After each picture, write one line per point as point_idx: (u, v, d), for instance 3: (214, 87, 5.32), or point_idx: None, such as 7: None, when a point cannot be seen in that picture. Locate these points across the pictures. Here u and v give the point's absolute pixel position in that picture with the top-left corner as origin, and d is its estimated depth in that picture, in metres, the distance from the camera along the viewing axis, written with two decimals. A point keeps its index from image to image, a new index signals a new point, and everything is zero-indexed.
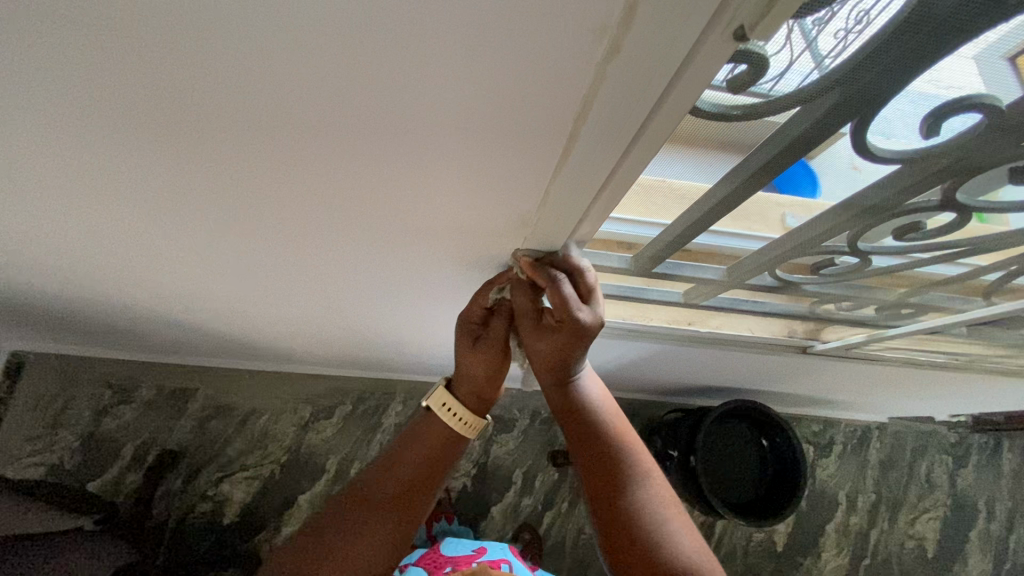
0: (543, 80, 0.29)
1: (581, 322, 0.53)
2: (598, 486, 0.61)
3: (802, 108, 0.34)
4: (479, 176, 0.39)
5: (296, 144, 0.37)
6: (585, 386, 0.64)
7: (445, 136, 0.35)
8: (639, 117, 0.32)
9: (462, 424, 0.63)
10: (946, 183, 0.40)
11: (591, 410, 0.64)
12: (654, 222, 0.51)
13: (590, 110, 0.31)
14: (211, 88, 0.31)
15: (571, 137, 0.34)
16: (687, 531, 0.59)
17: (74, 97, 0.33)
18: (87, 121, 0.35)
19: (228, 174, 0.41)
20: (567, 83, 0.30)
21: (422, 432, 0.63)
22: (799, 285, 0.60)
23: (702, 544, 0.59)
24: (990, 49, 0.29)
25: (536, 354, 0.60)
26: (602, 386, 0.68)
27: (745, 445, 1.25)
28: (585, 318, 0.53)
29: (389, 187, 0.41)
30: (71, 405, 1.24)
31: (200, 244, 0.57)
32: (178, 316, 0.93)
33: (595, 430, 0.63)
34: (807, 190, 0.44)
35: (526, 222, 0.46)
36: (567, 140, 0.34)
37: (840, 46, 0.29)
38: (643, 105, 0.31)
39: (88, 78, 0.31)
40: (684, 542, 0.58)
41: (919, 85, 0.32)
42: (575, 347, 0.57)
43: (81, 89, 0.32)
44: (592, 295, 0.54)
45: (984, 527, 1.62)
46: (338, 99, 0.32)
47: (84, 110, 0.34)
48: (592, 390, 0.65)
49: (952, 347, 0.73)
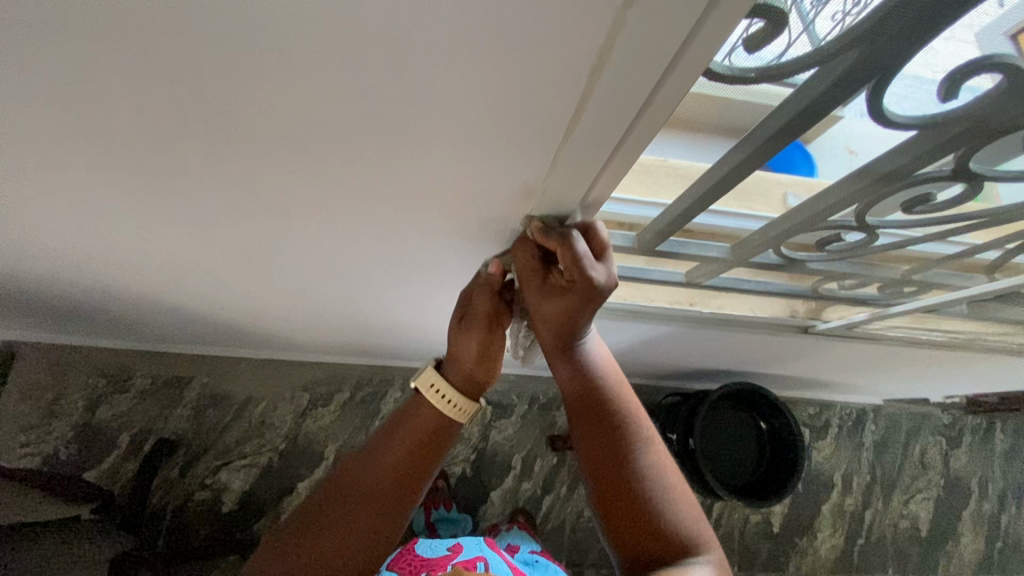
0: (557, 35, 0.28)
1: (592, 281, 0.50)
2: (601, 454, 0.60)
3: (819, 71, 0.33)
4: (487, 144, 0.38)
5: (296, 116, 0.35)
6: (590, 353, 0.63)
7: (453, 101, 0.33)
8: (655, 73, 0.31)
9: (453, 408, 0.62)
10: (960, 151, 0.39)
11: (599, 377, 0.63)
12: (656, 202, 0.52)
13: (604, 68, 0.30)
14: (208, 56, 0.30)
15: (584, 98, 0.33)
16: (684, 501, 0.59)
17: (64, 68, 0.31)
18: (79, 94, 0.34)
19: (226, 151, 0.40)
20: (581, 39, 0.28)
21: (411, 415, 0.62)
22: (803, 263, 0.59)
23: (699, 513, 0.59)
24: (989, 27, 0.30)
25: (544, 320, 0.58)
26: (606, 353, 0.66)
27: (744, 428, 1.26)
28: (598, 277, 0.50)
29: (392, 159, 0.40)
30: (66, 396, 1.22)
31: (195, 227, 0.56)
32: (172, 302, 0.91)
33: (598, 396, 0.62)
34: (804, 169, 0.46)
35: (532, 193, 0.45)
36: (579, 102, 0.33)
37: (836, 29, 0.31)
38: (660, 58, 0.30)
39: (78, 45, 0.29)
40: (682, 512, 0.58)
41: (914, 68, 0.33)
42: (584, 310, 0.55)
43: (72, 58, 0.30)
44: (604, 252, 0.51)
45: (976, 506, 1.65)
46: (341, 64, 0.30)
47: (75, 81, 0.32)
48: (598, 356, 0.64)
49: (953, 326, 0.73)
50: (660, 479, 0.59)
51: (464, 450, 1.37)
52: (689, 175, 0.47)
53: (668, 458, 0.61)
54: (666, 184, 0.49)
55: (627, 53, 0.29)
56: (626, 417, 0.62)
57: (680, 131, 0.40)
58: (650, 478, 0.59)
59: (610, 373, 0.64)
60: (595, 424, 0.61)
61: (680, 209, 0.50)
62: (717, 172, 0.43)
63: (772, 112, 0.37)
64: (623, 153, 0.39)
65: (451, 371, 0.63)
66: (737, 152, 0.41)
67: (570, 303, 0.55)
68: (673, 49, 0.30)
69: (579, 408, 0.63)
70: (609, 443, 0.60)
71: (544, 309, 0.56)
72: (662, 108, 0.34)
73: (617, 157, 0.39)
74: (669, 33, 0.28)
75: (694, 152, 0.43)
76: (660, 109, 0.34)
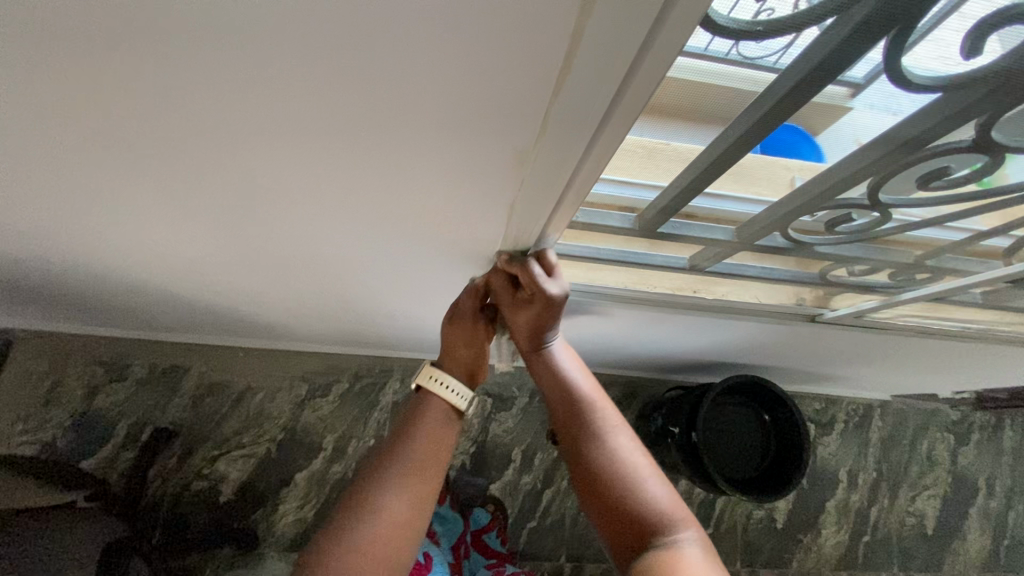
0: None
1: (549, 295, 0.57)
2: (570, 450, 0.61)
3: (835, 21, 0.31)
4: (471, 113, 0.35)
5: (268, 86, 0.33)
6: (556, 354, 0.66)
7: (433, 65, 0.30)
8: (644, 35, 0.29)
9: (458, 397, 0.65)
10: (982, 117, 0.37)
11: (562, 373, 0.65)
12: (654, 184, 0.49)
13: (594, 16, 0.27)
14: (167, 13, 0.28)
15: (571, 50, 0.29)
16: (660, 487, 0.57)
17: (15, 37, 0.29)
18: (34, 64, 0.31)
19: (200, 129, 0.38)
20: None
21: (421, 416, 0.63)
22: (811, 247, 0.57)
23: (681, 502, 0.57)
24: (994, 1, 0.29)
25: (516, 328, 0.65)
26: (576, 355, 0.69)
27: (747, 422, 1.24)
28: (551, 289, 0.57)
29: (374, 135, 0.37)
30: (63, 384, 1.22)
31: (177, 214, 0.54)
32: (165, 291, 0.90)
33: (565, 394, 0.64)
34: (805, 152, 0.43)
35: (518, 175, 0.42)
36: (564, 58, 0.30)
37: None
38: (646, 17, 0.27)
39: (26, 6, 0.27)
40: (656, 499, 0.56)
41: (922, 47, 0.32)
42: (547, 318, 0.61)
43: (24, 25, 0.28)
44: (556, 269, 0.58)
45: (985, 503, 1.62)
46: (311, 21, 0.28)
47: (29, 47, 0.30)
48: (563, 355, 0.66)
49: (965, 315, 0.70)
50: (631, 467, 0.58)
51: (463, 442, 1.35)
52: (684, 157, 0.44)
53: (640, 447, 0.60)
54: (662, 167, 0.46)
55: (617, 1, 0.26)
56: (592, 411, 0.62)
57: (681, 105, 0.38)
58: (620, 467, 0.58)
59: (577, 373, 0.65)
60: (562, 418, 0.63)
61: (683, 185, 0.47)
62: (722, 143, 0.41)
63: (785, 69, 0.34)
64: (617, 122, 0.36)
65: (450, 369, 0.68)
66: (745, 121, 0.38)
67: (535, 314, 0.62)
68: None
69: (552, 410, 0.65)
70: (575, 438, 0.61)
71: (518, 319, 0.63)
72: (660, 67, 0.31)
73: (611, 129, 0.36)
74: None
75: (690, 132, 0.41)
76: (656, 69, 0.31)
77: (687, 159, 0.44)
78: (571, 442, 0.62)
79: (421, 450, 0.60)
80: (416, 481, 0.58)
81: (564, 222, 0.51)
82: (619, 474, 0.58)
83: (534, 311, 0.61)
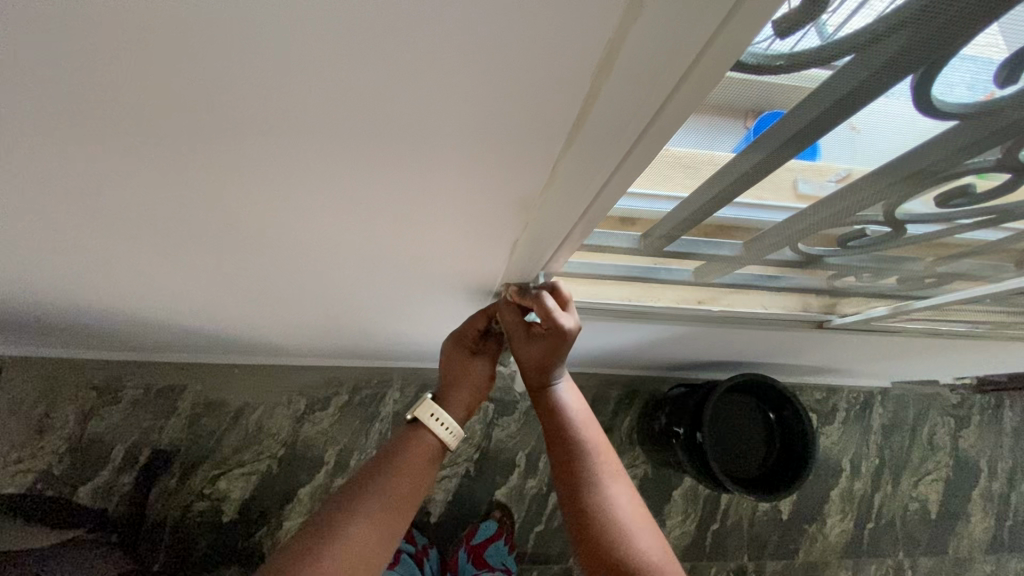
0: (549, 35, 0.24)
1: (560, 328, 0.56)
2: (574, 493, 0.64)
3: (855, 58, 0.29)
4: (477, 151, 0.33)
5: (262, 122, 0.31)
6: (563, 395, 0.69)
7: (440, 105, 0.29)
8: (671, 80, 0.27)
9: (451, 433, 0.69)
10: (1007, 142, 0.35)
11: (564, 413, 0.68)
12: (670, 196, 0.45)
13: (618, 62, 0.26)
14: (148, 57, 0.25)
15: (589, 100, 0.28)
16: (654, 537, 0.62)
17: None
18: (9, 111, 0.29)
19: (187, 163, 0.35)
20: (577, 39, 0.24)
21: (410, 447, 0.67)
22: (822, 259, 0.55)
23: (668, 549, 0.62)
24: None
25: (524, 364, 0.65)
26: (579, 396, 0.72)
27: (752, 418, 1.23)
28: (564, 323, 0.56)
29: (373, 170, 0.36)
30: (55, 409, 1.19)
31: (165, 244, 0.52)
32: (155, 315, 0.87)
33: (571, 436, 0.67)
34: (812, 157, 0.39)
35: (527, 207, 0.40)
36: (582, 106, 0.29)
37: (844, 15, 0.27)
38: (675, 61, 0.26)
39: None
40: (652, 547, 0.61)
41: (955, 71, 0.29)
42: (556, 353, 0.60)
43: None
44: (568, 305, 0.57)
45: (986, 485, 1.64)
46: (306, 61, 0.26)
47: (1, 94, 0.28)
48: (568, 397, 0.69)
49: (976, 318, 0.69)
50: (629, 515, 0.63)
51: (467, 449, 1.34)
52: (708, 166, 0.39)
53: (636, 496, 0.65)
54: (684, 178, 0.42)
55: (644, 44, 0.25)
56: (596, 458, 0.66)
57: (704, 122, 0.35)
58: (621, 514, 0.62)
59: (582, 416, 0.69)
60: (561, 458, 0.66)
61: (695, 207, 0.45)
62: (737, 169, 0.39)
63: (806, 103, 0.32)
64: (631, 163, 0.35)
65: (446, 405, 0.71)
66: (761, 148, 0.36)
67: (544, 348, 0.60)
68: (700, 40, 0.25)
69: (555, 452, 0.67)
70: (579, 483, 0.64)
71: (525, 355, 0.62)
72: (679, 106, 0.29)
73: (620, 164, 0.35)
74: (690, 19, 0.24)
75: (716, 140, 0.36)
76: (677, 113, 0.30)
77: (714, 169, 0.39)
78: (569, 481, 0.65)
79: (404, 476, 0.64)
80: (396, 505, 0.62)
81: (577, 245, 0.49)
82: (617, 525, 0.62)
83: (542, 345, 0.60)
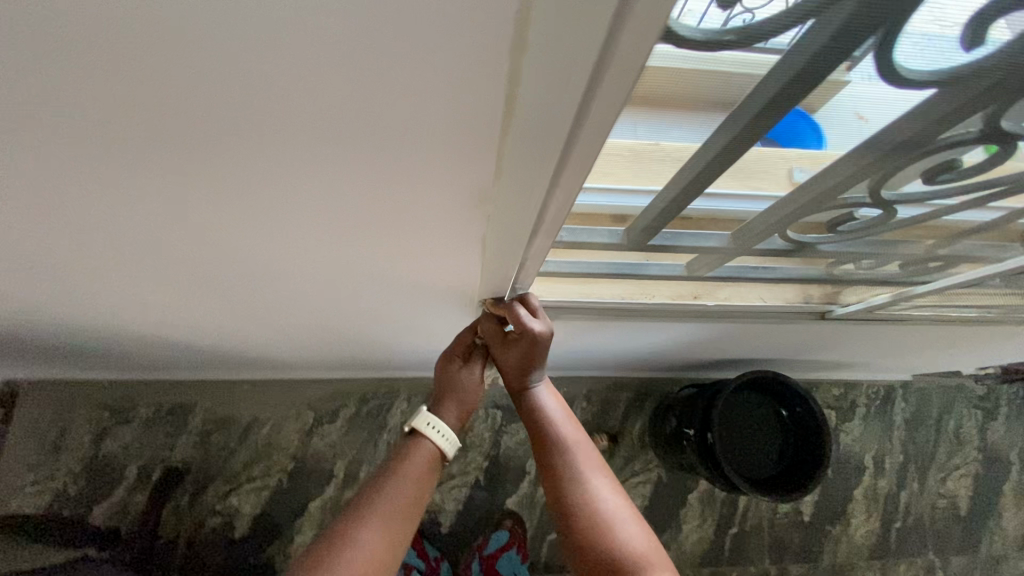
0: (468, 23, 0.23)
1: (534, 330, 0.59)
2: (553, 492, 0.65)
3: (811, 26, 0.28)
4: (423, 152, 0.32)
5: (206, 134, 0.30)
6: (541, 396, 0.70)
7: (372, 106, 0.28)
8: (584, 75, 0.26)
9: (447, 442, 0.67)
10: (985, 110, 0.33)
11: (544, 414, 0.69)
12: (648, 189, 0.44)
13: (532, 52, 0.25)
14: (79, 72, 0.25)
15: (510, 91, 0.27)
16: (638, 528, 0.61)
17: None
18: None
19: (152, 185, 0.36)
20: (498, 27, 0.24)
21: (414, 457, 0.65)
22: (814, 247, 0.54)
23: (655, 541, 0.60)
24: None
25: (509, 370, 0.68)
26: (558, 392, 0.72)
27: (765, 418, 1.20)
28: (537, 324, 0.59)
29: (324, 176, 0.35)
30: (70, 431, 1.21)
31: (149, 266, 0.52)
32: (156, 335, 0.88)
33: (549, 434, 0.68)
34: (809, 140, 0.37)
35: (484, 204, 0.39)
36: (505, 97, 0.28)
37: None
38: (586, 52, 0.24)
39: None
40: (634, 538, 0.60)
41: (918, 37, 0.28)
42: (533, 354, 0.64)
43: None
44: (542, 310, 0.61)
45: (1018, 479, 1.57)
46: (227, 57, 0.25)
47: None
48: (546, 397, 0.70)
49: (987, 302, 0.66)
50: (610, 508, 0.62)
51: (476, 457, 1.33)
52: (683, 153, 0.38)
53: (616, 486, 0.64)
54: (662, 168, 0.40)
55: (548, 35, 0.23)
56: (572, 453, 0.66)
57: (667, 106, 0.33)
58: (600, 509, 0.62)
59: (559, 413, 0.69)
60: (543, 459, 0.67)
61: (670, 198, 0.44)
62: (703, 156, 0.38)
63: (761, 78, 0.31)
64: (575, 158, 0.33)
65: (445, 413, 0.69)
66: (723, 132, 0.35)
67: (522, 351, 0.64)
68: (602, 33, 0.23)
69: (537, 450, 0.68)
70: (556, 480, 0.65)
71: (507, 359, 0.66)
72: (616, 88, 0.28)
73: (571, 153, 0.33)
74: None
75: (690, 124, 0.35)
76: (606, 110, 0.29)
77: (686, 155, 0.38)
78: (550, 482, 0.65)
79: (414, 481, 0.63)
80: (406, 509, 0.61)
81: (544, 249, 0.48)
82: (595, 518, 0.61)
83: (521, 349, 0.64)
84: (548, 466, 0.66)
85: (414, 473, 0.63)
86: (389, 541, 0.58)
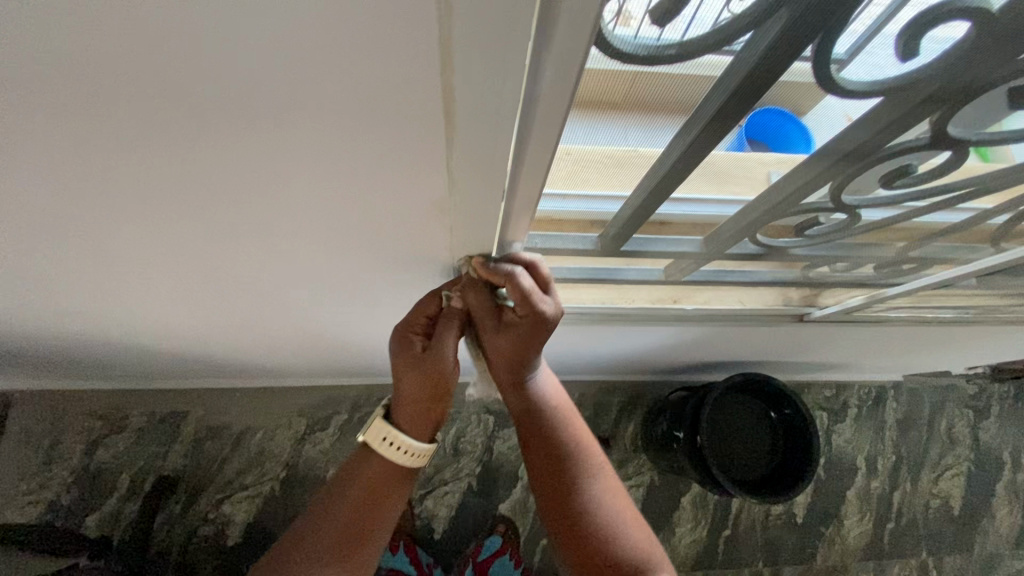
0: (412, 37, 0.24)
1: (544, 310, 0.52)
2: (553, 491, 0.65)
3: (752, 36, 0.28)
4: (383, 162, 0.33)
5: (170, 145, 0.31)
6: (541, 389, 0.66)
7: (327, 115, 0.29)
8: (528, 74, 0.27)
9: (411, 456, 0.63)
10: (932, 116, 0.34)
11: (544, 410, 0.66)
12: (618, 194, 0.44)
13: (479, 60, 0.25)
14: (42, 88, 0.26)
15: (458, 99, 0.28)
16: (633, 524, 0.65)
17: None
18: None
19: (122, 196, 0.37)
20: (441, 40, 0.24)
21: (381, 465, 0.64)
22: (786, 250, 0.55)
23: (646, 533, 0.66)
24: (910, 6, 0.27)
25: (500, 352, 0.59)
26: (555, 383, 0.70)
27: (755, 420, 1.21)
28: (549, 305, 0.52)
29: (290, 185, 0.36)
30: (62, 441, 1.21)
31: (130, 276, 0.53)
32: (145, 344, 0.89)
33: (550, 433, 0.66)
34: (793, 145, 0.37)
35: (450, 215, 0.40)
36: (451, 105, 0.28)
37: None
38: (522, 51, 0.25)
39: None
40: (630, 535, 0.64)
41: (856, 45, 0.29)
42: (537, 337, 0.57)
43: None
44: (549, 284, 0.53)
45: (1011, 478, 1.58)
46: (182, 68, 0.25)
47: None
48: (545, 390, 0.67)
49: (962, 302, 0.67)
50: (608, 507, 0.65)
51: (468, 463, 1.33)
52: (643, 161, 0.39)
53: (613, 483, 0.67)
54: (630, 174, 0.41)
55: (490, 40, 0.24)
56: (573, 453, 0.66)
57: (623, 114, 0.34)
58: (601, 509, 0.64)
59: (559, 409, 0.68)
60: (542, 456, 0.66)
61: (637, 204, 0.45)
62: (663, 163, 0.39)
63: (711, 86, 0.32)
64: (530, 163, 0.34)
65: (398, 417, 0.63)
66: (681, 139, 0.36)
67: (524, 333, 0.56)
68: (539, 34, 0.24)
69: (535, 447, 0.66)
70: (557, 480, 0.65)
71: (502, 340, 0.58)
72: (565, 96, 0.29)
73: (530, 161, 0.34)
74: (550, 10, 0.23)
75: (647, 132, 0.35)
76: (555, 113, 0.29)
77: (647, 162, 0.39)
78: (552, 483, 0.65)
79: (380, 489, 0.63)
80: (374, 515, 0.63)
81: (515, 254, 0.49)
82: (596, 519, 0.64)
83: (523, 331, 0.56)
84: (547, 466, 0.66)
85: (381, 481, 0.63)
86: (359, 543, 0.63)
